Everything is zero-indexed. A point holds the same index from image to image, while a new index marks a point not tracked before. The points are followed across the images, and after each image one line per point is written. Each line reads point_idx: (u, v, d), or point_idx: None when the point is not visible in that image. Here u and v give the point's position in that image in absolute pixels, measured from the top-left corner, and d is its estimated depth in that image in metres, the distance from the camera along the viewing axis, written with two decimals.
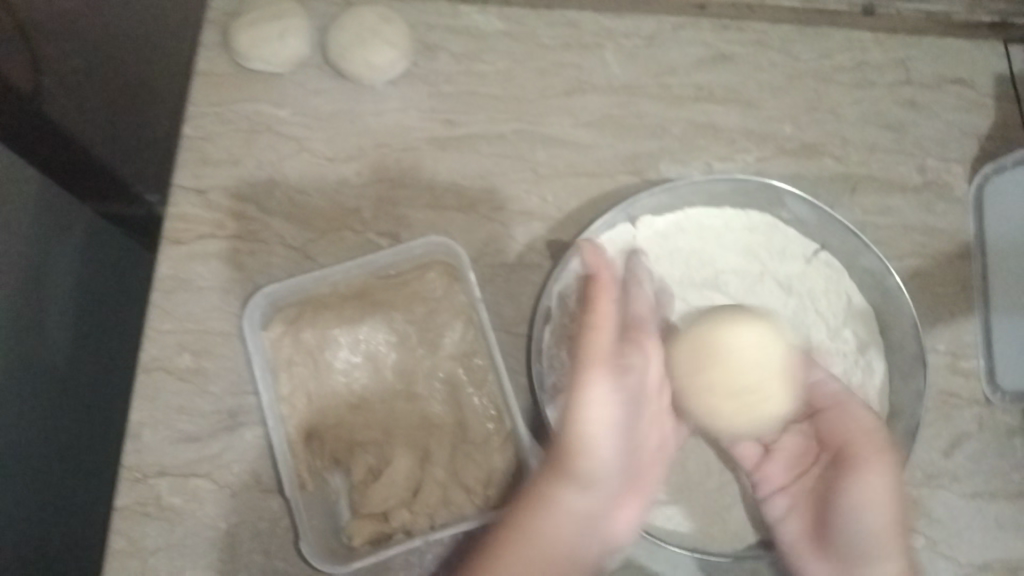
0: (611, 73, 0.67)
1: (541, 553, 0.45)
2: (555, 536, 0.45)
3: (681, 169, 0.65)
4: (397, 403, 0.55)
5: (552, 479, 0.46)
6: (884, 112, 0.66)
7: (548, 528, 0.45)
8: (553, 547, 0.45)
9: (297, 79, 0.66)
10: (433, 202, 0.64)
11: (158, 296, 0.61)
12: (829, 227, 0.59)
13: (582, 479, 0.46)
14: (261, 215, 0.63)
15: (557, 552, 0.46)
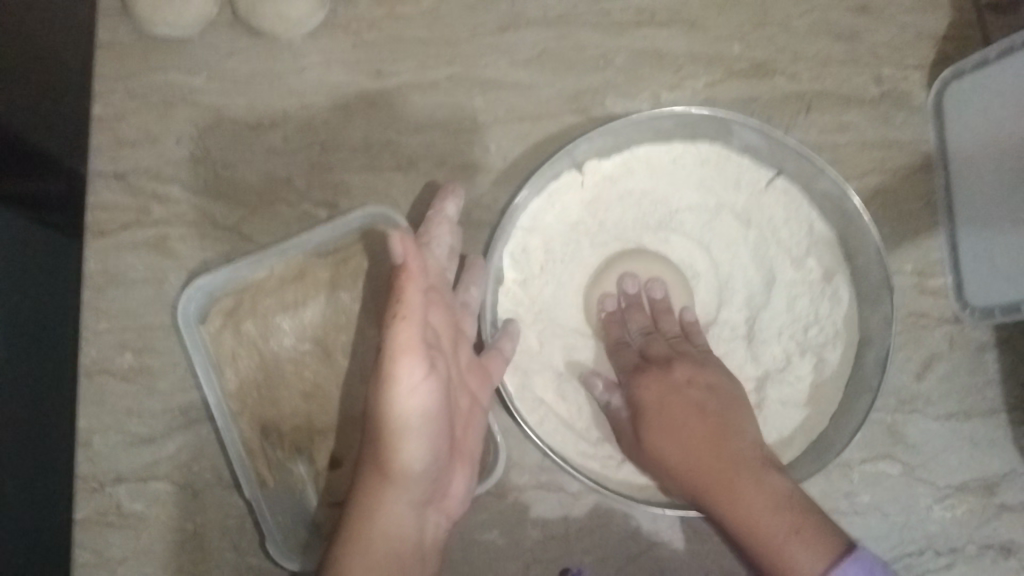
0: (545, 4, 0.62)
1: (383, 553, 0.44)
2: (388, 535, 0.44)
3: (628, 104, 0.61)
4: (351, 386, 0.53)
5: (373, 481, 0.44)
6: (836, 21, 0.63)
7: (383, 525, 0.44)
8: (388, 535, 0.44)
9: (207, 41, 0.61)
10: (369, 164, 0.60)
11: (90, 295, 0.57)
12: (783, 152, 0.56)
13: (403, 479, 0.44)
14: (187, 197, 0.59)
15: (397, 543, 0.45)
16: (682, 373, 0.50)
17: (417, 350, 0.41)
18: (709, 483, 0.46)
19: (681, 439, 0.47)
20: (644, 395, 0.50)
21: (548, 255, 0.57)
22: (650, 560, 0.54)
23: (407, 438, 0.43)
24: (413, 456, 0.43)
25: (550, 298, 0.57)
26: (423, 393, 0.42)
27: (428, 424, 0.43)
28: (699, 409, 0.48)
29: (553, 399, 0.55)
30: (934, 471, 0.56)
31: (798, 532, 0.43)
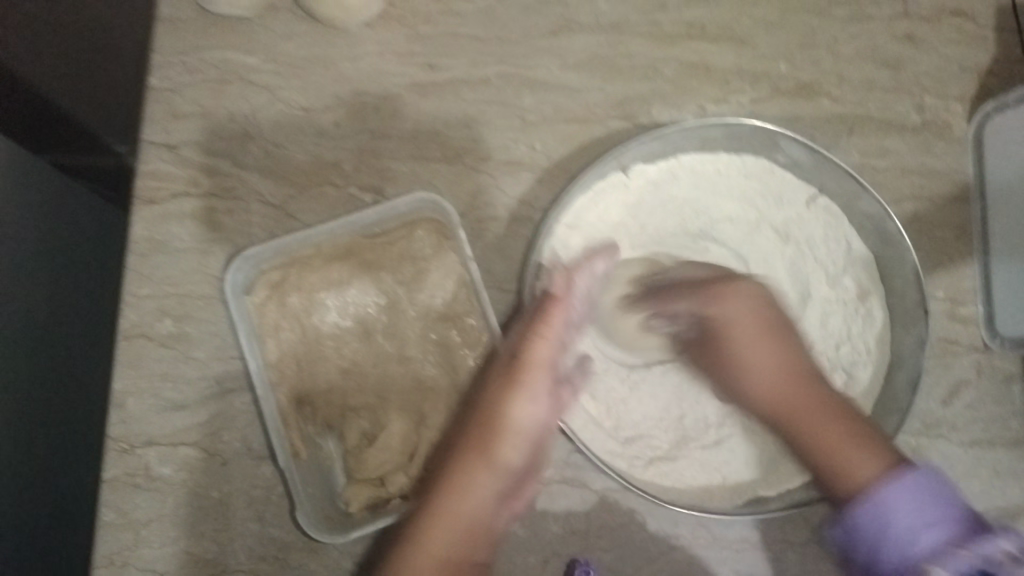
0: (598, 11, 0.64)
1: (460, 519, 0.49)
2: (471, 511, 0.49)
3: (674, 113, 0.63)
4: (389, 368, 0.54)
5: (473, 462, 0.50)
6: (882, 47, 0.64)
7: (469, 503, 0.50)
8: (469, 507, 0.49)
9: (266, 23, 0.62)
10: (417, 152, 0.61)
11: (133, 260, 0.58)
12: (828, 171, 0.57)
13: (493, 468, 0.50)
14: (236, 171, 0.60)
15: (473, 518, 0.50)
16: (744, 287, 0.55)
17: (545, 362, 0.51)
18: (782, 409, 0.53)
19: (756, 359, 0.54)
20: (724, 315, 0.54)
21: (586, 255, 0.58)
22: (669, 563, 0.54)
23: (512, 429, 0.51)
24: (512, 446, 0.51)
25: None
26: (539, 394, 0.51)
27: (536, 418, 0.51)
28: (769, 331, 0.54)
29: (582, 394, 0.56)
30: (956, 495, 0.57)
31: (857, 445, 0.50)
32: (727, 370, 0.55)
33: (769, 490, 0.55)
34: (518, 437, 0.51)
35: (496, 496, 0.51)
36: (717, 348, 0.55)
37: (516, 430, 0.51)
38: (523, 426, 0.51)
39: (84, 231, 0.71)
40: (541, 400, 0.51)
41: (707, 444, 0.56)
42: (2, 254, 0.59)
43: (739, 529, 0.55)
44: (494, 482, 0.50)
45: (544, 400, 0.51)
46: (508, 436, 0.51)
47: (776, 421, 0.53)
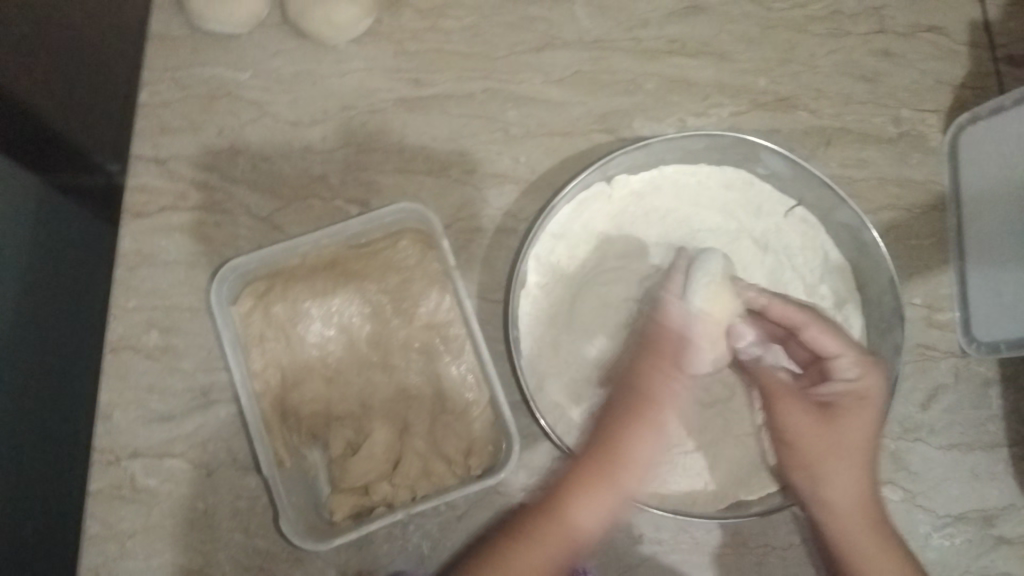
0: (580, 27, 0.65)
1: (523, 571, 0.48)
2: (543, 564, 0.49)
3: (655, 127, 0.64)
4: (372, 376, 0.54)
5: (562, 511, 0.50)
6: (859, 61, 0.65)
7: (539, 557, 0.49)
8: (539, 562, 0.49)
9: (255, 40, 0.63)
10: (403, 165, 0.62)
11: (120, 273, 0.59)
12: (806, 182, 0.58)
13: (616, 506, 0.51)
14: (225, 185, 0.61)
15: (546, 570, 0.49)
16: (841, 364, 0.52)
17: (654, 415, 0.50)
18: (835, 492, 0.51)
19: (835, 442, 0.51)
20: (865, 398, 0.51)
21: (566, 263, 0.58)
22: (652, 570, 0.55)
23: (606, 482, 0.50)
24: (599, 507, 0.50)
25: (565, 307, 0.58)
26: (634, 449, 0.50)
27: (630, 479, 0.50)
28: (862, 421, 0.51)
29: (565, 401, 0.56)
30: (935, 499, 0.57)
31: (880, 561, 0.50)
32: (791, 440, 0.52)
33: (749, 496, 0.56)
34: (609, 496, 0.50)
35: (574, 548, 0.50)
36: (790, 395, 0.53)
37: (613, 484, 0.50)
38: (618, 481, 0.50)
39: (65, 251, 0.71)
40: (640, 459, 0.50)
41: (691, 451, 0.56)
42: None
43: (720, 535, 0.56)
44: (574, 532, 0.50)
45: (636, 460, 0.50)
46: (603, 494, 0.50)
47: (822, 504, 0.51)
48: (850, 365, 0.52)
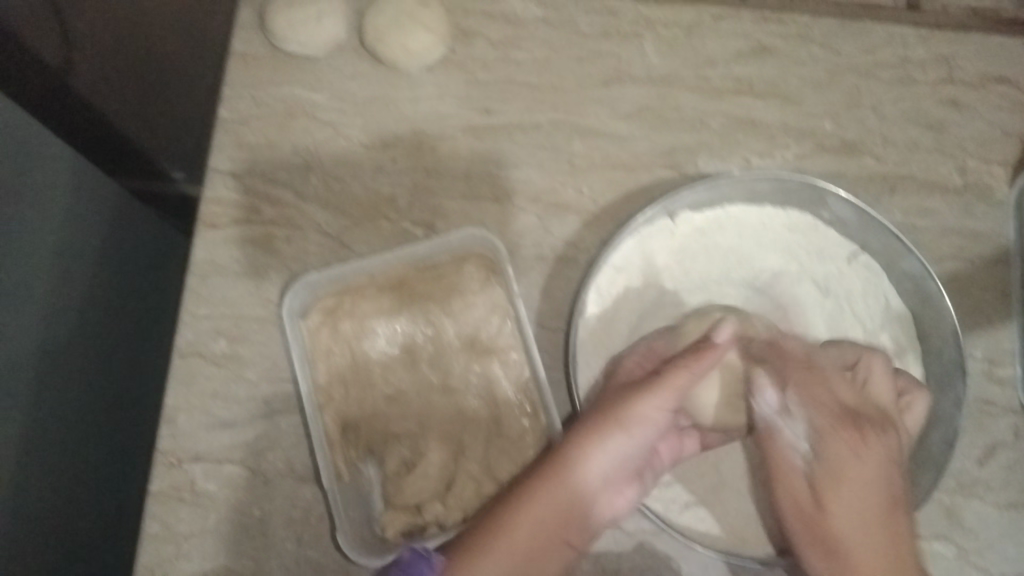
0: (649, 63, 0.66)
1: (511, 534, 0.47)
2: (527, 529, 0.47)
3: (719, 165, 0.64)
4: (432, 398, 0.55)
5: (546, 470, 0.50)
6: (927, 110, 0.66)
7: (524, 522, 0.47)
8: (523, 527, 0.47)
9: (333, 62, 0.65)
10: (469, 191, 0.64)
11: (193, 281, 0.61)
12: (871, 229, 0.58)
13: (604, 467, 0.50)
14: (297, 202, 0.63)
15: (525, 539, 0.47)
16: (831, 421, 0.48)
17: (659, 395, 0.51)
18: (840, 560, 0.44)
19: (850, 507, 0.45)
20: (852, 466, 0.46)
21: (627, 296, 0.59)
22: None
23: (599, 445, 0.50)
24: (594, 469, 0.50)
25: (624, 339, 0.59)
26: (637, 416, 0.50)
27: (618, 443, 0.50)
28: (887, 497, 0.45)
29: None
30: (989, 558, 0.57)
31: None
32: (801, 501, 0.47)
33: None
34: (602, 463, 0.50)
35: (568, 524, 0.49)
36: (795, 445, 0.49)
37: (603, 442, 0.50)
38: (610, 442, 0.50)
39: (143, 253, 0.78)
40: (637, 419, 0.50)
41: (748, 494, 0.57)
42: (75, 261, 0.66)
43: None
44: (559, 491, 0.49)
45: (626, 427, 0.50)
46: (599, 444, 0.50)
47: (826, 563, 0.45)
48: (810, 432, 0.48)
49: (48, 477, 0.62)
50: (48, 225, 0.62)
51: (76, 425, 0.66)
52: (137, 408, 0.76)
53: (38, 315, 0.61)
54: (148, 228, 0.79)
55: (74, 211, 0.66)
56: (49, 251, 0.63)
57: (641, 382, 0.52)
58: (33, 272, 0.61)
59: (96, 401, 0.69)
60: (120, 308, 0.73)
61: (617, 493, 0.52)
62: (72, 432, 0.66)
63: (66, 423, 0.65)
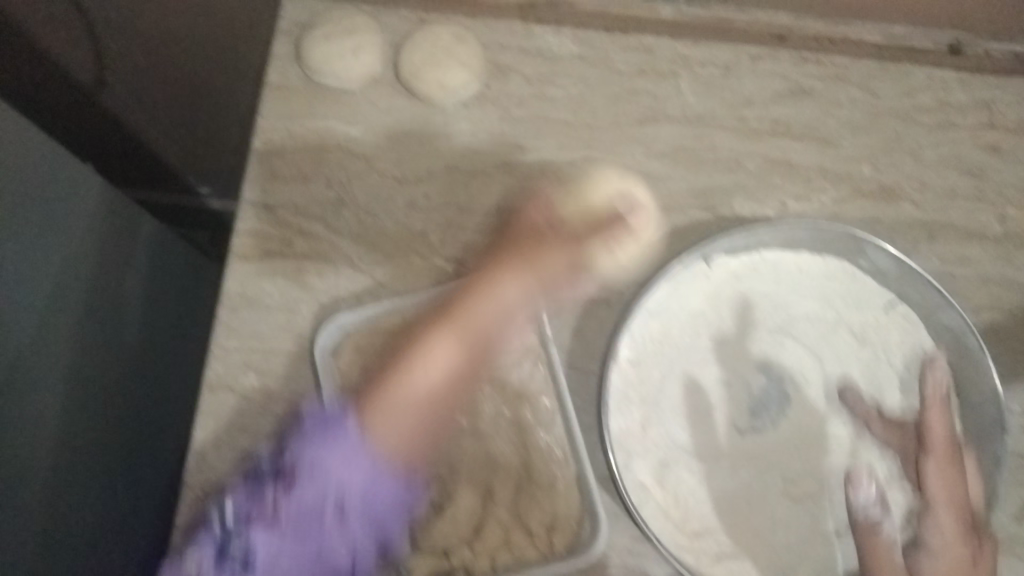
0: (685, 102, 0.66)
1: (405, 389, 0.53)
2: (427, 381, 0.54)
3: (755, 208, 0.64)
4: (461, 441, 0.56)
5: (431, 327, 0.56)
6: (967, 155, 0.65)
7: (425, 367, 0.54)
8: (420, 389, 0.53)
9: (368, 96, 0.65)
10: (502, 228, 0.63)
11: (224, 313, 0.61)
12: (909, 281, 0.59)
13: (504, 304, 0.57)
14: (329, 236, 0.63)
15: (417, 390, 0.53)
16: (938, 469, 0.52)
17: (515, 278, 0.58)
18: None
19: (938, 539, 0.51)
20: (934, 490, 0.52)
21: (663, 340, 0.59)
22: None
23: (487, 301, 0.56)
24: (509, 294, 0.58)
25: (657, 382, 0.59)
26: (501, 278, 0.58)
27: (513, 293, 0.58)
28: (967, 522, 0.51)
29: (651, 483, 0.57)
30: None
31: None
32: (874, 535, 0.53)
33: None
34: (500, 305, 0.57)
35: (424, 364, 0.54)
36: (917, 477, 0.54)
37: (488, 286, 0.57)
38: (495, 283, 0.58)
39: (168, 281, 0.79)
40: (513, 290, 0.58)
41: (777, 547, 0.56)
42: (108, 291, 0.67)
43: None
44: (447, 351, 0.55)
45: (507, 317, 0.57)
46: (498, 313, 0.57)
47: None
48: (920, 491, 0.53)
49: (72, 507, 0.63)
50: (75, 265, 0.62)
51: (102, 454, 0.67)
52: (167, 434, 0.78)
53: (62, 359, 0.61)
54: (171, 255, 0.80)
55: (108, 243, 0.66)
56: (76, 291, 0.62)
57: (537, 238, 0.61)
58: (66, 304, 0.61)
59: (121, 437, 0.70)
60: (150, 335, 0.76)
61: (506, 341, 0.57)
62: (99, 461, 0.66)
63: (92, 453, 0.65)
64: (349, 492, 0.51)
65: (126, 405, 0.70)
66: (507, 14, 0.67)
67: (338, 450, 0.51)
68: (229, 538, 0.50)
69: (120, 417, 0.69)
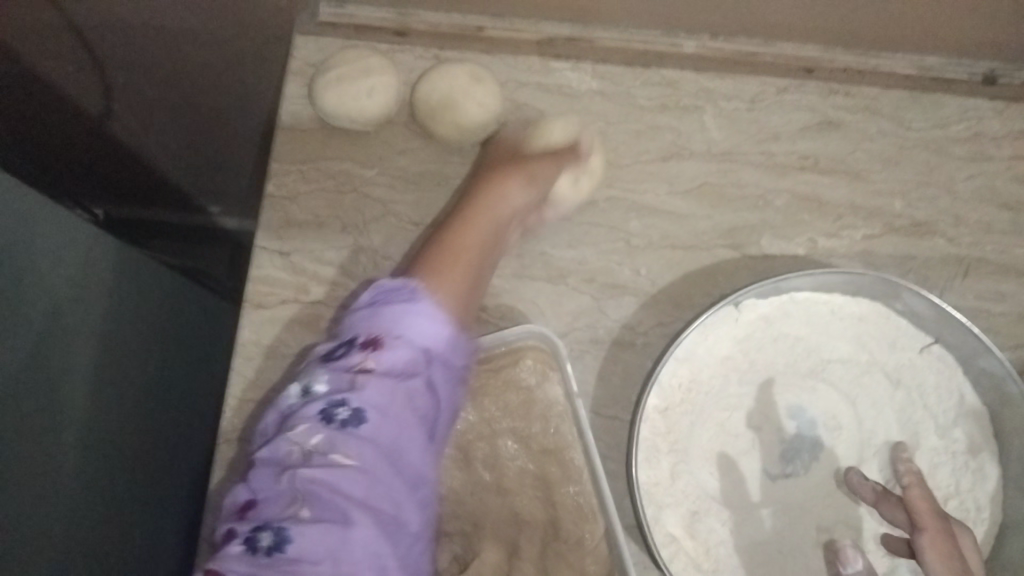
0: (710, 138, 0.64)
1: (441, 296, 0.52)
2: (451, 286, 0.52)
3: (784, 245, 0.62)
4: (487, 498, 0.53)
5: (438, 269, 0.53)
6: (1002, 188, 0.63)
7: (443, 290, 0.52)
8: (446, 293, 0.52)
9: (384, 137, 0.64)
10: (522, 271, 0.62)
11: (238, 362, 0.59)
12: (947, 325, 0.56)
13: (507, 197, 0.57)
14: (346, 281, 0.61)
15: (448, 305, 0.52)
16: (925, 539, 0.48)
17: (517, 180, 0.58)
18: None
19: None
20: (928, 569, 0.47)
21: (689, 386, 0.57)
22: None
23: (487, 220, 0.56)
24: (515, 195, 0.58)
25: (685, 430, 0.57)
26: (498, 220, 0.57)
27: (519, 191, 0.58)
28: None
29: (681, 534, 0.54)
30: None
31: None
32: None
33: None
34: (508, 208, 0.57)
35: (450, 277, 0.53)
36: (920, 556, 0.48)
37: (484, 221, 0.56)
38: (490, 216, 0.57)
39: (182, 322, 0.77)
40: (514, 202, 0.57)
41: None
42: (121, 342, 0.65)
43: None
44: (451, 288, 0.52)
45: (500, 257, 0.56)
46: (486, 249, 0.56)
47: None
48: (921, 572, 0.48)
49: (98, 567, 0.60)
50: (82, 323, 0.59)
51: (120, 506, 0.64)
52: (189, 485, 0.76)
53: (69, 422, 0.58)
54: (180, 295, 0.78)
55: (116, 295, 0.64)
56: (85, 352, 0.59)
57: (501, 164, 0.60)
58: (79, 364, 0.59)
59: (133, 503, 0.67)
60: (168, 392, 0.73)
61: (507, 201, 0.57)
62: (117, 517, 0.64)
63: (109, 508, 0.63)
64: (434, 342, 0.48)
65: (144, 449, 0.68)
66: (526, 51, 0.66)
67: (421, 308, 0.49)
68: (339, 399, 0.44)
69: (138, 462, 0.67)
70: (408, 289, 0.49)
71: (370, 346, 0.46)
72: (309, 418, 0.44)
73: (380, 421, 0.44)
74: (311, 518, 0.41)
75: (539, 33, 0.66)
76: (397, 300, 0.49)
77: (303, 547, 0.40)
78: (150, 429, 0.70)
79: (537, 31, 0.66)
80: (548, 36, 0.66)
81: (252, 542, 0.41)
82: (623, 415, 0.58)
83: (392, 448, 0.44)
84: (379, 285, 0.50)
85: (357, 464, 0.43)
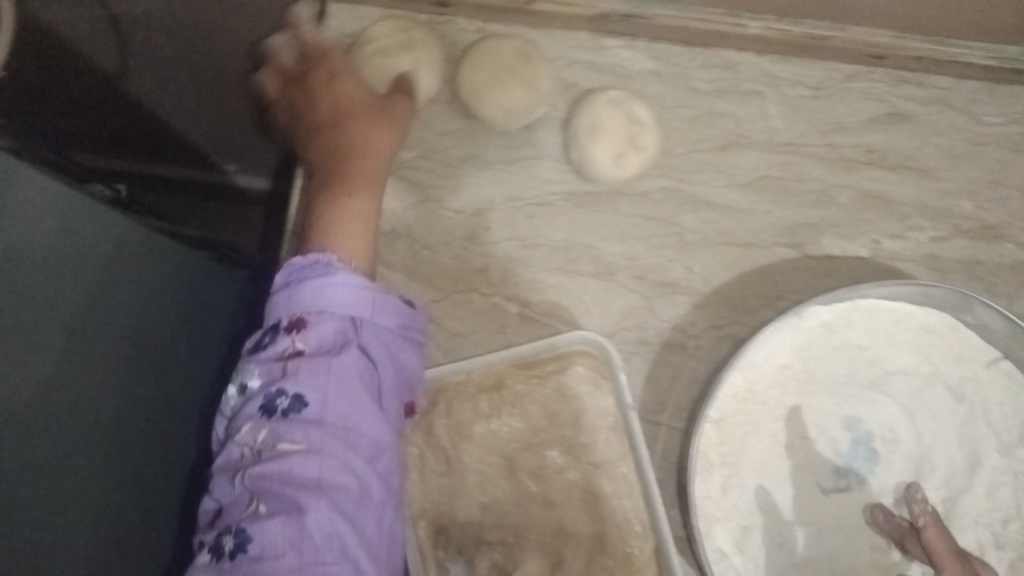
0: (772, 127, 0.60)
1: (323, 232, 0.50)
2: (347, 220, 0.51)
3: (846, 246, 0.59)
4: (531, 509, 0.50)
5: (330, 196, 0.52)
6: None
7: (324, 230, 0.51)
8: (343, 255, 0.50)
9: (423, 116, 0.60)
10: (568, 265, 0.58)
11: None
12: (1020, 341, 0.54)
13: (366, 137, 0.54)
14: (381, 270, 0.57)
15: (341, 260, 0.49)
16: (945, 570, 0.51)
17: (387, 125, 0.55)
18: None
19: None
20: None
21: (746, 397, 0.55)
22: None
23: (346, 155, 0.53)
24: (377, 138, 0.54)
25: (739, 440, 0.55)
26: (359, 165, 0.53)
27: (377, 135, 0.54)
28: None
29: (730, 550, 0.53)
30: None
31: None
32: None
33: None
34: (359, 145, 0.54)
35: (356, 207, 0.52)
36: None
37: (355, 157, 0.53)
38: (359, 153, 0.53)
39: (194, 296, 0.72)
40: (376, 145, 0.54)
41: None
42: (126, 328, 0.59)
43: None
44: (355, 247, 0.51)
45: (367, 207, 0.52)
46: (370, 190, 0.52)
47: None
48: None
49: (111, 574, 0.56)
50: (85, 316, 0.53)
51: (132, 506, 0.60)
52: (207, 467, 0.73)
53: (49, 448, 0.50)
54: (189, 261, 0.73)
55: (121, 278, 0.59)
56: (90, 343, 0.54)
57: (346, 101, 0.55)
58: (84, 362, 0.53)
59: (149, 501, 0.62)
60: (175, 391, 0.67)
61: (361, 138, 0.54)
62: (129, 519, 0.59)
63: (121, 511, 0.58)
64: (361, 316, 0.47)
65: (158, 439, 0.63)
66: (577, 25, 0.61)
67: (331, 282, 0.46)
68: (275, 390, 0.44)
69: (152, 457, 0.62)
70: (323, 263, 0.47)
71: (293, 330, 0.46)
72: (253, 416, 0.44)
73: (322, 402, 0.43)
74: (268, 513, 0.41)
75: (593, 8, 0.59)
76: (312, 279, 0.47)
77: (266, 541, 0.40)
78: (164, 417, 0.64)
79: (591, 6, 0.59)
80: (603, 13, 0.59)
81: (216, 548, 0.41)
82: (673, 423, 0.56)
83: (341, 422, 0.44)
84: (290, 263, 0.48)
85: (308, 449, 0.42)
